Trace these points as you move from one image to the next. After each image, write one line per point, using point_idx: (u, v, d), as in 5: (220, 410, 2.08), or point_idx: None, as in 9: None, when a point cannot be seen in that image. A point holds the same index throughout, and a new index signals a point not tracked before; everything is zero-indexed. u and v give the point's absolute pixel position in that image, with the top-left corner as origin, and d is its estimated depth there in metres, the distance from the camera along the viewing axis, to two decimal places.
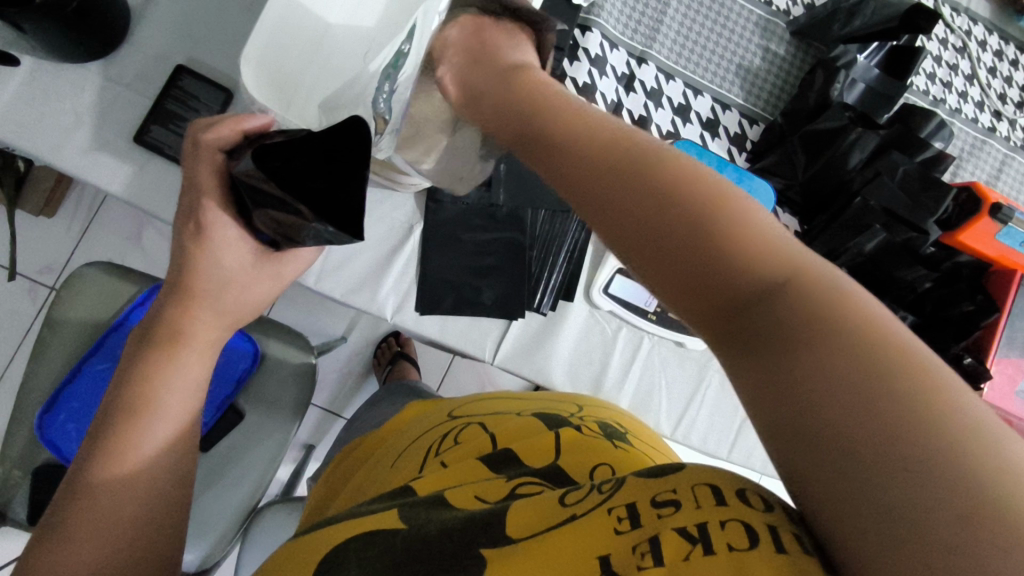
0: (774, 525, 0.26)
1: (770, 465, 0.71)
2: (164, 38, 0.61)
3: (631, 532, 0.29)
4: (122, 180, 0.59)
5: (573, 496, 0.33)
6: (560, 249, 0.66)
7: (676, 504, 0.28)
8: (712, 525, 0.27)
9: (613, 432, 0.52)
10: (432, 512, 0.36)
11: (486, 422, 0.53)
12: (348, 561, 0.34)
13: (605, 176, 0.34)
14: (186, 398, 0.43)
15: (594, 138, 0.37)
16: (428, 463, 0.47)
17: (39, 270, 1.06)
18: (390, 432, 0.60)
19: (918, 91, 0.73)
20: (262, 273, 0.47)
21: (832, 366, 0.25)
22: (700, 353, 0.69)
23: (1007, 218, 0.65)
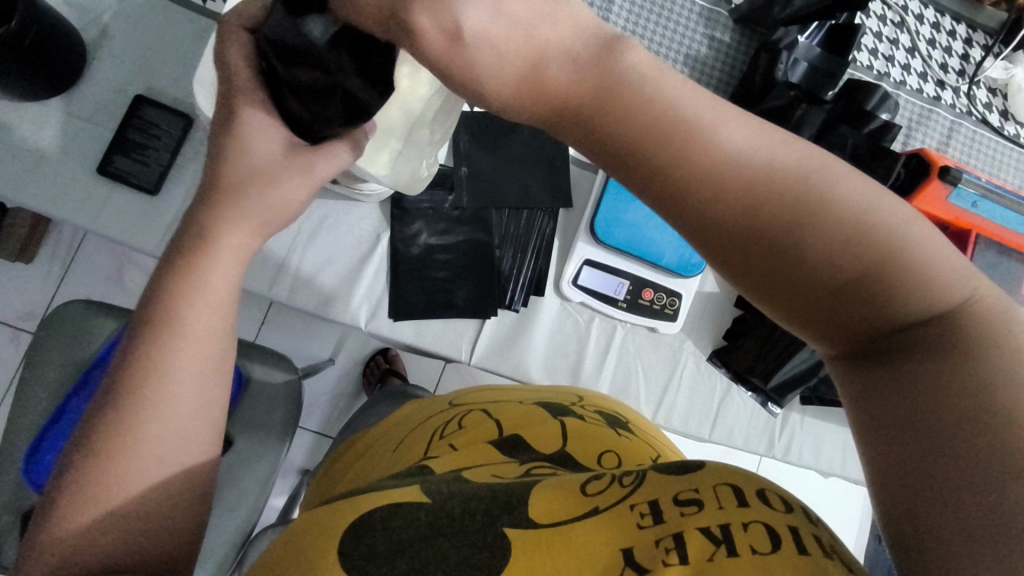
0: (795, 527, 0.29)
1: (752, 441, 0.71)
2: (122, 70, 0.63)
3: (653, 527, 0.31)
4: (88, 211, 0.60)
5: (593, 486, 0.34)
6: (528, 245, 0.67)
7: (698, 504, 0.31)
8: (736, 526, 0.29)
9: (616, 422, 0.54)
10: (455, 486, 0.36)
11: (488, 408, 0.54)
12: (374, 533, 0.33)
13: (710, 197, 0.30)
14: (213, 319, 0.41)
15: (687, 132, 0.30)
16: (433, 446, 0.48)
17: (19, 315, 1.06)
18: (389, 425, 0.60)
19: (862, 67, 0.75)
20: (291, 166, 0.43)
21: (945, 383, 0.27)
22: (673, 336, 0.70)
23: (956, 178, 0.67)
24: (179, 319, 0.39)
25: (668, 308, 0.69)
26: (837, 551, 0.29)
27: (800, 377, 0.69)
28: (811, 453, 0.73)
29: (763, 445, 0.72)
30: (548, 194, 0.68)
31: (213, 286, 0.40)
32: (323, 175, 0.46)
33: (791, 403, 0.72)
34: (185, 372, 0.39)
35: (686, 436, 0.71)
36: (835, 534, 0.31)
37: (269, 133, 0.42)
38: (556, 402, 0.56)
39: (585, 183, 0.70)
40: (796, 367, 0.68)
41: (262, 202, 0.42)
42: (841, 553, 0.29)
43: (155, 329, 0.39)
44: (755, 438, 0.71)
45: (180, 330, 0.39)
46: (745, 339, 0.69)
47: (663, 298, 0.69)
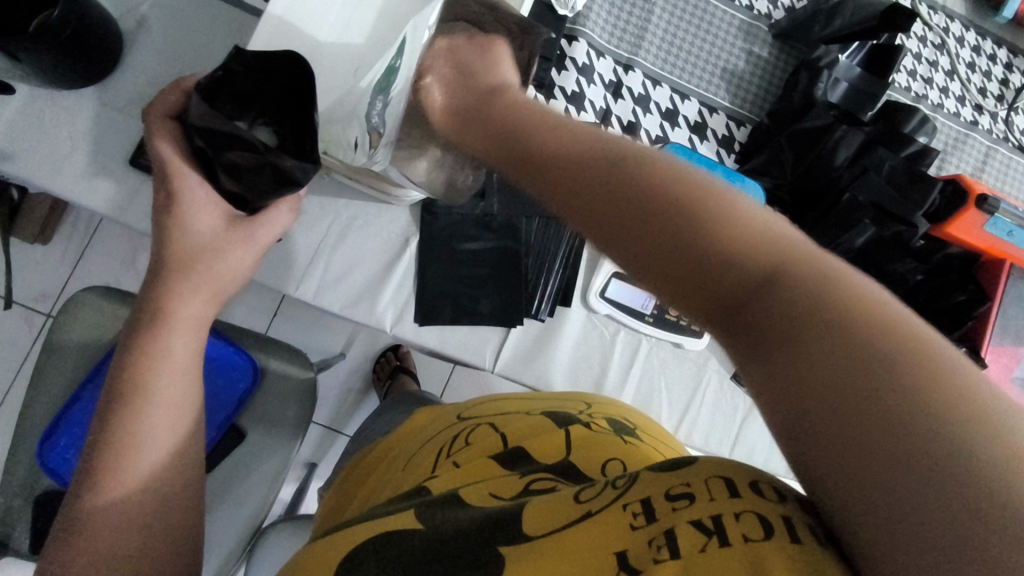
0: (788, 517, 0.27)
1: (772, 461, 0.71)
2: (157, 61, 0.62)
3: (647, 526, 0.29)
4: (117, 203, 0.60)
5: (586, 493, 0.33)
6: (555, 255, 0.67)
7: (690, 497, 0.29)
8: (728, 517, 0.27)
9: (621, 427, 0.53)
10: (447, 511, 0.37)
11: (495, 421, 0.54)
12: (368, 561, 0.34)
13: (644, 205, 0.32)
14: (183, 384, 0.45)
15: (660, 167, 0.34)
16: (439, 463, 0.48)
17: (35, 297, 1.06)
18: (404, 435, 0.60)
19: (900, 88, 0.75)
20: (234, 236, 0.48)
21: (878, 390, 0.23)
22: (697, 353, 0.70)
23: (994, 208, 0.66)
24: (151, 382, 0.43)
25: (694, 324, 0.68)
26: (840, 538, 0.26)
27: None
28: None
29: (784, 465, 0.71)
30: None
31: (175, 354, 0.45)
32: (266, 239, 0.50)
33: None
34: (162, 425, 0.43)
35: (706, 453, 0.70)
36: None
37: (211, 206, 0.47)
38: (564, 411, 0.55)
39: None
40: None
41: (210, 272, 0.47)
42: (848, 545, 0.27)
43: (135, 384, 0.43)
44: (776, 458, 0.71)
45: (155, 386, 0.43)
46: None
47: None
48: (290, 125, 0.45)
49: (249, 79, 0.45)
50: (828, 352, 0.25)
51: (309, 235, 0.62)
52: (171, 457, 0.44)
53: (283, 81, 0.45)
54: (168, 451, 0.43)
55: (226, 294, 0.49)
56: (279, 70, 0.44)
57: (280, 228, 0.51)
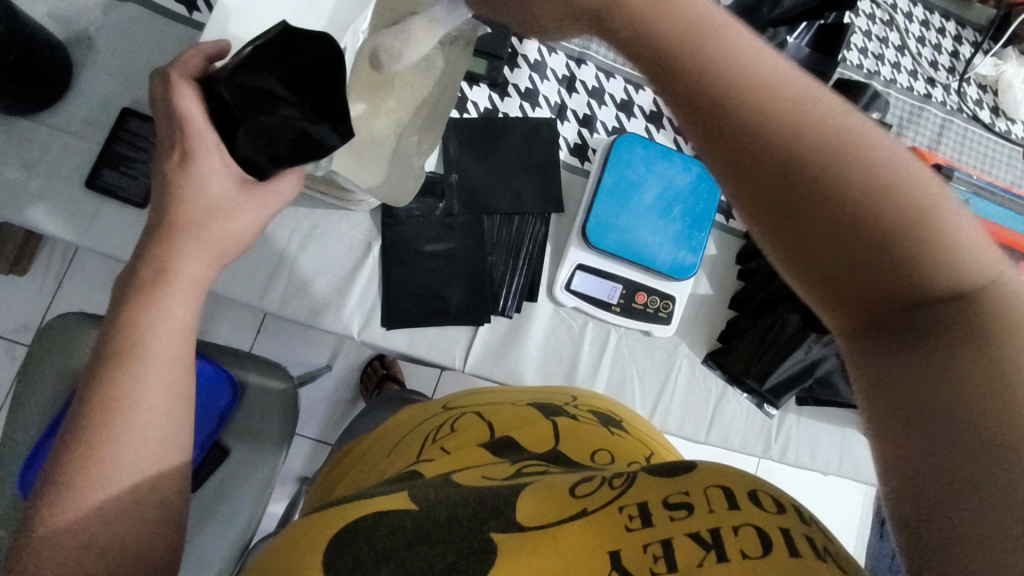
0: (786, 529, 0.29)
1: (748, 442, 0.71)
2: (110, 83, 0.63)
3: (642, 530, 0.30)
4: (78, 226, 0.60)
5: (582, 489, 0.34)
6: (520, 250, 0.67)
7: (688, 508, 0.30)
8: (726, 530, 0.29)
9: (608, 419, 0.54)
10: (442, 492, 0.36)
11: (482, 410, 0.54)
12: (360, 542, 0.33)
13: (826, 195, 0.30)
14: (177, 345, 0.43)
15: (860, 147, 0.31)
16: (426, 449, 0.48)
17: (13, 329, 1.05)
18: (386, 430, 0.60)
19: (851, 66, 0.76)
20: (247, 201, 0.47)
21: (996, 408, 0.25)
22: (667, 340, 0.70)
23: (947, 177, 0.67)
24: (144, 339, 0.42)
25: (661, 312, 0.69)
26: (829, 552, 0.28)
27: (797, 376, 0.68)
28: (808, 453, 0.72)
29: (760, 446, 0.71)
30: (540, 199, 0.68)
31: (176, 314, 0.43)
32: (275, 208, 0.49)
33: (787, 403, 0.71)
34: (155, 386, 0.41)
35: (682, 439, 0.71)
36: (829, 534, 0.30)
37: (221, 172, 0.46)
38: (550, 403, 0.56)
39: (577, 187, 0.70)
40: (792, 368, 0.67)
41: (210, 239, 0.45)
42: (837, 556, 0.29)
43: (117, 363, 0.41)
44: (752, 440, 0.71)
45: (149, 341, 0.42)
46: (739, 340, 0.69)
47: (656, 301, 0.68)
48: (307, 104, 0.40)
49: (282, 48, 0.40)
50: (969, 373, 0.27)
51: (272, 247, 0.62)
52: (165, 415, 0.42)
53: (309, 61, 0.40)
54: (160, 415, 0.42)
55: (228, 257, 0.48)
56: (300, 53, 0.40)
57: (286, 197, 0.50)
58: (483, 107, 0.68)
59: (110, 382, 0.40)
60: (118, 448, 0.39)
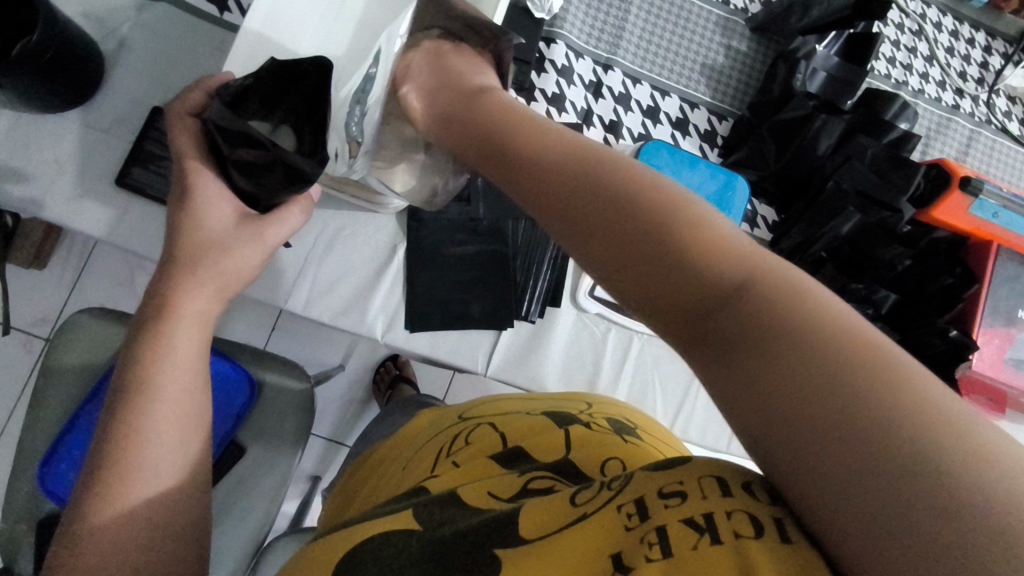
0: (779, 517, 0.27)
1: None
2: (140, 81, 0.63)
3: (640, 526, 0.29)
4: (106, 224, 0.60)
5: (583, 496, 0.33)
6: (544, 255, 0.67)
7: (682, 495, 0.29)
8: (719, 515, 0.28)
9: (623, 427, 0.53)
10: (447, 511, 0.37)
11: (494, 421, 0.54)
12: (367, 562, 0.34)
13: (657, 255, 0.31)
14: (186, 379, 0.44)
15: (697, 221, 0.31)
16: (438, 463, 0.48)
17: (33, 322, 1.06)
18: (401, 439, 0.60)
19: (879, 75, 0.75)
20: (244, 233, 0.48)
21: (874, 435, 0.22)
22: None
23: (978, 189, 0.66)
24: (152, 377, 0.42)
25: None
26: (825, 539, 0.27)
27: None
28: None
29: None
30: None
31: (179, 351, 0.44)
32: (275, 240, 0.50)
33: None
34: (166, 424, 0.42)
35: (702, 448, 0.70)
36: None
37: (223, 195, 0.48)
38: (566, 411, 0.55)
39: None
40: None
41: (216, 268, 0.46)
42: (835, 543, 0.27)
43: (134, 394, 0.42)
44: None
45: (162, 370, 0.42)
46: None
47: None
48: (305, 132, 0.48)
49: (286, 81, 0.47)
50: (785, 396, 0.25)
51: (297, 247, 0.62)
52: (178, 447, 0.42)
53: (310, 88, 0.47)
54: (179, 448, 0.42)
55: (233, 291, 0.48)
56: (305, 79, 0.47)
57: (290, 228, 0.51)
58: None
59: (125, 414, 0.41)
60: (143, 457, 0.40)
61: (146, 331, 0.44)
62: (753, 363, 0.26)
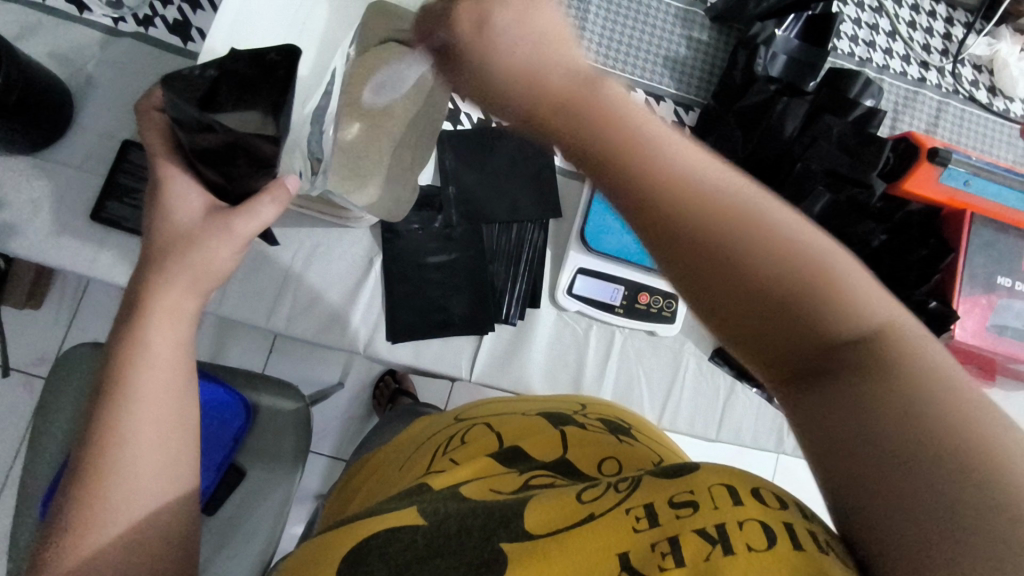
0: (790, 522, 0.29)
1: (760, 437, 0.70)
2: (110, 117, 0.64)
3: (649, 531, 0.31)
4: (85, 258, 0.61)
5: (589, 494, 0.35)
6: (520, 257, 0.68)
7: (693, 505, 0.30)
8: (731, 525, 0.29)
9: (617, 427, 0.53)
10: (451, 505, 0.37)
11: (490, 423, 0.54)
12: (372, 558, 0.34)
13: (810, 307, 0.29)
14: (167, 377, 0.42)
15: (844, 273, 0.30)
16: (436, 461, 0.49)
17: (32, 362, 1.07)
18: (393, 448, 0.60)
19: (843, 55, 0.76)
20: (211, 225, 0.46)
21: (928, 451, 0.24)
22: (673, 338, 0.70)
23: (946, 160, 0.65)
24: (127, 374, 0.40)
25: (665, 310, 0.68)
26: (833, 541, 0.29)
27: None
28: None
29: (772, 441, 0.71)
30: (537, 206, 0.68)
31: (154, 350, 0.41)
32: (245, 233, 0.47)
33: None
34: (145, 422, 0.40)
35: (693, 437, 0.70)
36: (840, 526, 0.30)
37: (189, 195, 0.47)
38: (559, 412, 0.56)
39: (573, 192, 0.70)
40: None
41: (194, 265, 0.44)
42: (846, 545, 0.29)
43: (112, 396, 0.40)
44: (764, 435, 0.71)
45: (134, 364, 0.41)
46: None
47: (659, 300, 0.68)
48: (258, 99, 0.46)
49: (250, 72, 0.45)
50: (907, 435, 0.25)
51: (275, 268, 0.63)
52: (160, 447, 0.40)
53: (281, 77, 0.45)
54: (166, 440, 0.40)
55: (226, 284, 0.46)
56: (275, 70, 0.45)
57: (263, 221, 0.48)
58: (476, 118, 0.69)
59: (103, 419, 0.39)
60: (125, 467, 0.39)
61: (122, 318, 0.42)
62: (887, 403, 0.26)
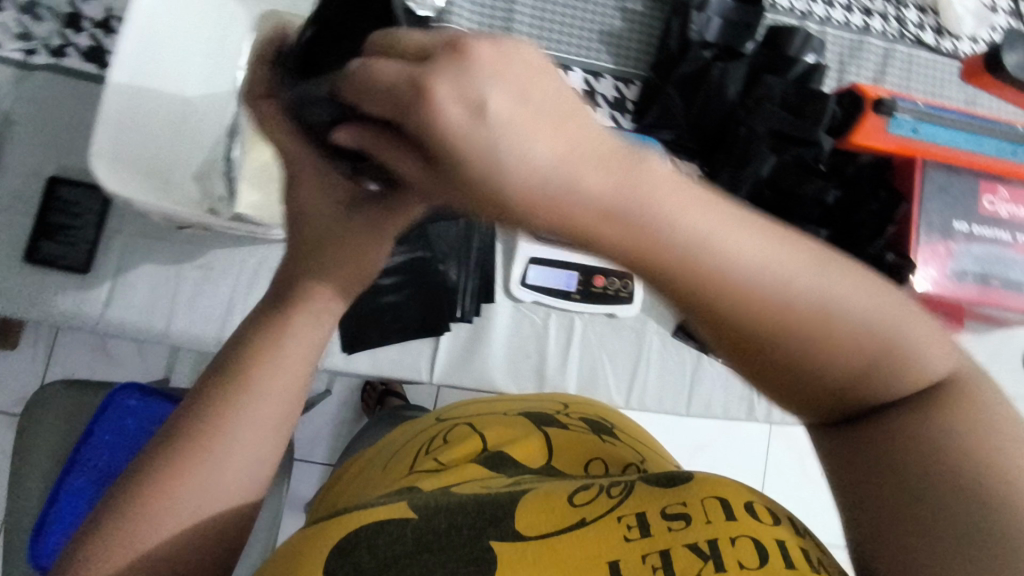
0: (781, 540, 0.32)
1: (730, 408, 0.70)
2: (34, 154, 0.62)
3: (640, 539, 0.33)
4: (24, 300, 0.60)
5: (580, 496, 0.36)
6: (469, 253, 0.66)
7: (686, 518, 0.33)
8: (723, 541, 0.31)
9: (600, 426, 0.53)
10: (442, 498, 0.37)
11: (474, 421, 0.54)
12: (361, 547, 0.34)
13: (860, 369, 0.27)
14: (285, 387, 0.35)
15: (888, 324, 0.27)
16: (417, 462, 0.48)
17: None
18: (380, 445, 0.60)
19: (783, 10, 0.74)
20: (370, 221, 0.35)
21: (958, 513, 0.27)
22: (633, 319, 0.69)
23: (892, 108, 0.65)
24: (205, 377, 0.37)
25: (622, 292, 0.67)
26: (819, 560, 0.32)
27: None
28: None
29: (743, 410, 0.70)
30: None
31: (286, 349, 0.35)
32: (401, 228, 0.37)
33: None
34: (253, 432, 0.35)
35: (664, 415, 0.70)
36: (817, 542, 0.34)
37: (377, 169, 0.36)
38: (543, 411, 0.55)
39: None
40: None
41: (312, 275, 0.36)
42: (822, 561, 0.32)
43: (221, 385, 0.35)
44: (734, 405, 0.70)
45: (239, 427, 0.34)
46: None
47: (615, 282, 0.67)
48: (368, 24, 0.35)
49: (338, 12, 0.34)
50: (947, 502, 0.27)
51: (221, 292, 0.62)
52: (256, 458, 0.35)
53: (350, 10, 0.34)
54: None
55: None
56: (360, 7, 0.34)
57: None
58: None
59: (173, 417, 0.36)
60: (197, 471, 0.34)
61: None
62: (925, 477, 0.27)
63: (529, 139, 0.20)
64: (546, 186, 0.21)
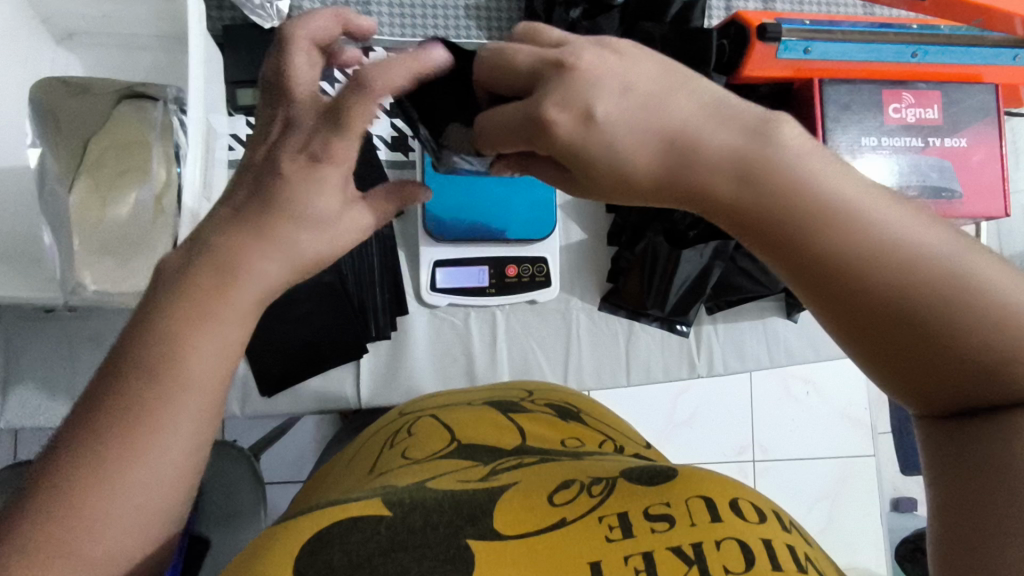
0: (767, 539, 0.28)
1: (671, 368, 0.69)
2: None
3: (623, 542, 0.28)
4: None
5: (561, 494, 0.31)
6: (372, 266, 0.62)
7: (670, 520, 0.28)
8: (708, 545, 0.27)
9: (568, 412, 0.51)
10: (417, 493, 0.31)
11: (440, 413, 0.50)
12: (332, 550, 0.27)
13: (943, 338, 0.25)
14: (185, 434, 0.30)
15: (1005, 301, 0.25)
16: (381, 462, 0.44)
17: None
18: (337, 458, 0.55)
19: None
20: None
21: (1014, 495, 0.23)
22: (556, 300, 0.67)
23: (777, 33, 0.59)
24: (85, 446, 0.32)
25: (538, 276, 0.65)
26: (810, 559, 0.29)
27: (693, 291, 0.65)
28: (736, 356, 0.70)
29: (684, 367, 0.69)
30: None
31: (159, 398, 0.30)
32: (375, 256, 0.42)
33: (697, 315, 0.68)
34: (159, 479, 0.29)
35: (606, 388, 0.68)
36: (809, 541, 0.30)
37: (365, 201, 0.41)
38: (508, 400, 0.53)
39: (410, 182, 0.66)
40: (685, 283, 0.65)
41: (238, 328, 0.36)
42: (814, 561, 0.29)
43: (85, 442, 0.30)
44: (674, 364, 0.69)
45: (156, 447, 0.29)
46: (626, 277, 0.66)
47: (528, 267, 0.65)
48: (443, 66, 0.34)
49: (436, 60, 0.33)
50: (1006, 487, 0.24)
51: None
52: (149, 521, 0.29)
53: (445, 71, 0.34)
54: None
55: None
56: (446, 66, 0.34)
57: None
58: None
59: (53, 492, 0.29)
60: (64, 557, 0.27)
61: None
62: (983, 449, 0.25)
63: (635, 134, 0.27)
64: (645, 162, 0.27)
